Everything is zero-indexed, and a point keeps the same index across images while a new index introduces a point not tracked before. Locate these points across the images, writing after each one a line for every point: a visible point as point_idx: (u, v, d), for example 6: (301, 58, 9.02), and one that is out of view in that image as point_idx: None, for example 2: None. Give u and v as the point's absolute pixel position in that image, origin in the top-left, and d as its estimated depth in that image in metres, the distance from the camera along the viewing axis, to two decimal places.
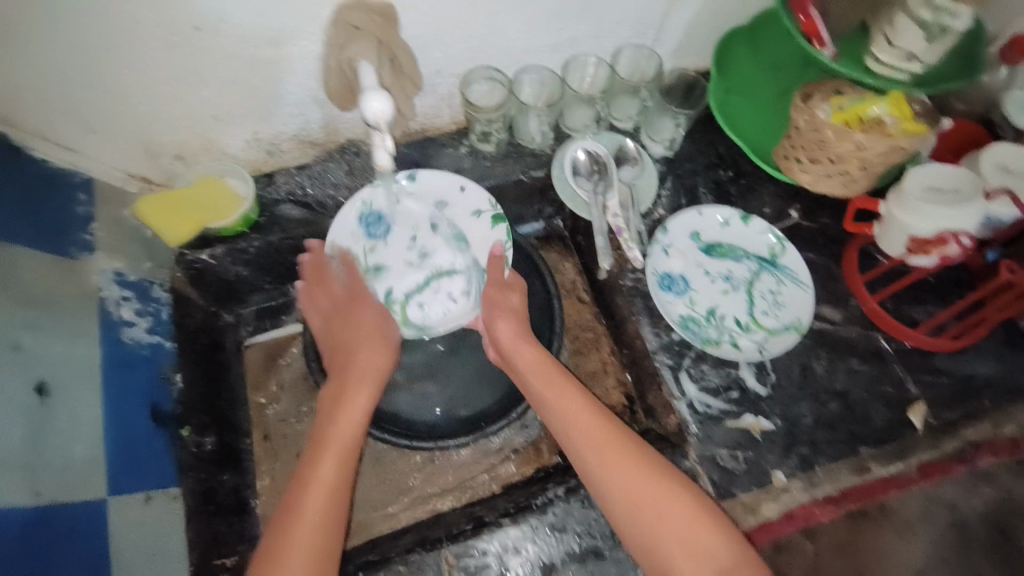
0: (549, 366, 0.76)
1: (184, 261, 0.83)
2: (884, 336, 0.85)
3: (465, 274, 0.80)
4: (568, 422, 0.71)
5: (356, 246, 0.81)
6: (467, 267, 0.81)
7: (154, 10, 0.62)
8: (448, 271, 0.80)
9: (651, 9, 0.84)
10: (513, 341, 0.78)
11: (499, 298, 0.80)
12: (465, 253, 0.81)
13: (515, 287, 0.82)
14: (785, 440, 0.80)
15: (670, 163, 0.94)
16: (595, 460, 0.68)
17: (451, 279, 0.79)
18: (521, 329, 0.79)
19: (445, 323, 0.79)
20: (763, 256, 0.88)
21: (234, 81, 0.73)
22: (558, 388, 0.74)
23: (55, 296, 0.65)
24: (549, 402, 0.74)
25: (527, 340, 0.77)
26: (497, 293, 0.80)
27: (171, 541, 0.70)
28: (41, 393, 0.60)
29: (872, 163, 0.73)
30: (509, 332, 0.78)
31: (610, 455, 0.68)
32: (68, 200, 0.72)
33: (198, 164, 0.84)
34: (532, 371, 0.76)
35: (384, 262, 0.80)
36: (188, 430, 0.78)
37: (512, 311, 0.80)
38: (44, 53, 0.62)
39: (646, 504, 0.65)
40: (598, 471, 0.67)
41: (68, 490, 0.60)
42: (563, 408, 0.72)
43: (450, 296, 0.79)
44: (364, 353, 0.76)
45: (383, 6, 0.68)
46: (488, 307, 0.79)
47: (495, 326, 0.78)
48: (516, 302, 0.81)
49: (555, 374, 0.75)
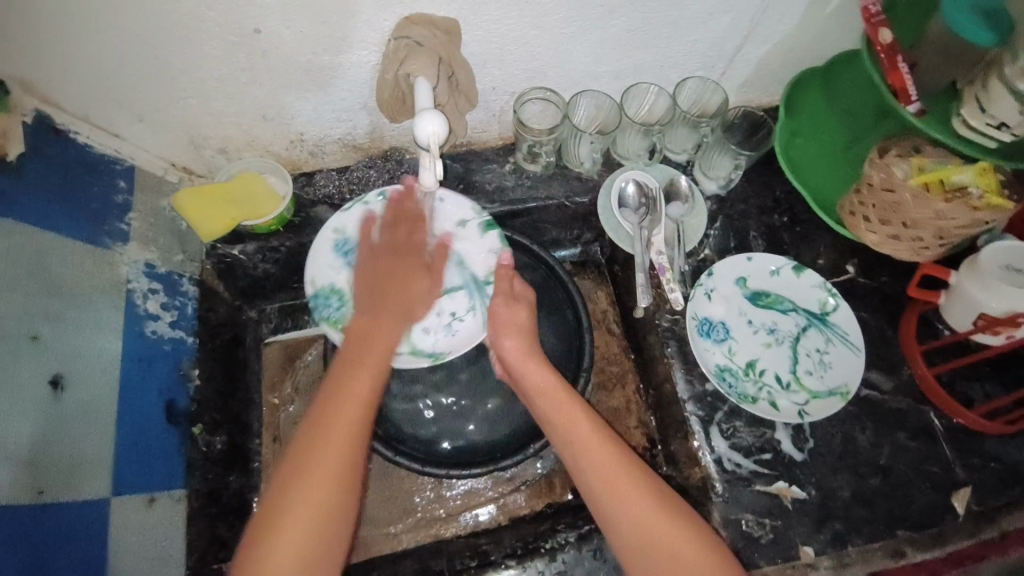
0: (557, 388, 0.70)
1: (215, 253, 0.83)
2: (935, 411, 0.78)
3: (465, 288, 0.78)
4: (575, 443, 0.66)
5: (338, 277, 0.76)
6: (466, 281, 0.78)
7: (217, 10, 0.60)
8: (446, 289, 0.78)
9: (723, 41, 0.80)
10: (521, 359, 0.72)
11: (507, 312, 0.74)
12: (458, 267, 0.79)
13: (525, 300, 0.76)
14: (817, 513, 0.73)
15: (721, 202, 0.90)
16: (603, 494, 0.63)
17: (451, 297, 0.78)
18: (528, 346, 0.73)
19: (458, 345, 0.75)
20: (812, 310, 0.83)
21: (286, 83, 0.71)
22: (564, 406, 0.69)
23: (84, 286, 0.65)
24: (555, 424, 0.68)
25: (536, 358, 0.72)
26: (504, 304, 0.74)
27: (172, 545, 0.68)
28: (55, 387, 0.59)
29: (949, 233, 0.70)
30: (516, 350, 0.72)
31: (620, 493, 0.62)
32: (108, 188, 0.71)
33: (239, 158, 0.83)
34: (541, 393, 0.70)
35: None
36: (199, 429, 0.76)
37: (519, 326, 0.74)
38: (101, 40, 0.61)
39: (653, 542, 0.60)
40: (605, 503, 0.63)
41: (72, 486, 0.59)
42: (570, 432, 0.67)
43: (455, 316, 0.77)
44: (411, 299, 0.75)
45: (448, 23, 0.67)
46: (492, 317, 0.74)
47: (502, 342, 0.73)
48: (524, 316, 0.75)
49: (564, 397, 0.69)
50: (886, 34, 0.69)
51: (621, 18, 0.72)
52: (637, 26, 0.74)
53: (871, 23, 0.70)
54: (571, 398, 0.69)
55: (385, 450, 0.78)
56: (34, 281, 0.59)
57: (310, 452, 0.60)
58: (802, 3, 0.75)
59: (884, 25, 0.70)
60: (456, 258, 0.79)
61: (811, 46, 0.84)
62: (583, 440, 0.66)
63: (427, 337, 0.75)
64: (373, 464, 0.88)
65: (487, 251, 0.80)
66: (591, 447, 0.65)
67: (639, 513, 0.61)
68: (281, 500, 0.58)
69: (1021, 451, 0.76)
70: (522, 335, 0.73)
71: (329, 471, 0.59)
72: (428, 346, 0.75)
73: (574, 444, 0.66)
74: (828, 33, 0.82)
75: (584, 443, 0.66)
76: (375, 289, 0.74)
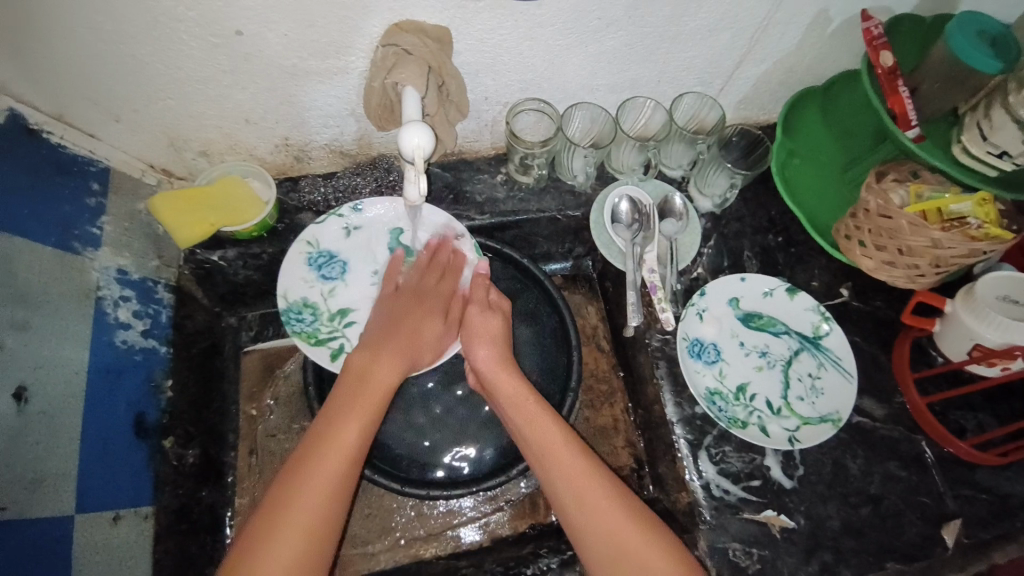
0: (529, 398, 0.68)
1: (194, 259, 0.80)
2: (926, 440, 0.76)
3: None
4: (545, 456, 0.64)
5: (312, 291, 0.77)
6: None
7: (197, 10, 0.58)
8: None
9: (722, 58, 0.78)
10: (495, 368, 0.70)
11: (480, 322, 0.73)
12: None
13: (499, 310, 0.75)
14: (806, 543, 0.71)
15: (716, 221, 0.89)
16: (578, 512, 0.60)
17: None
18: (503, 355, 0.71)
19: (431, 356, 0.74)
20: (805, 334, 0.81)
21: (271, 87, 0.69)
22: (535, 419, 0.67)
23: (50, 293, 0.62)
24: (526, 436, 0.66)
25: (509, 367, 0.70)
26: (476, 313, 0.73)
27: (138, 565, 0.65)
28: (18, 400, 0.56)
29: (946, 262, 0.69)
30: (490, 358, 0.71)
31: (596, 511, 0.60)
32: (81, 190, 0.68)
33: (222, 162, 0.80)
34: (512, 405, 0.68)
35: (348, 305, 0.77)
36: (171, 442, 0.73)
37: (493, 335, 0.72)
38: (74, 38, 0.59)
39: (627, 560, 0.58)
40: (576, 519, 0.60)
41: (36, 503, 0.56)
42: (542, 445, 0.65)
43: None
44: (421, 347, 0.71)
45: (440, 31, 0.65)
46: (464, 328, 0.73)
47: (475, 352, 0.71)
48: (498, 326, 0.73)
49: (536, 407, 0.67)
50: (887, 57, 0.67)
51: (618, 32, 0.70)
52: (634, 41, 0.72)
53: (873, 46, 0.68)
54: (544, 410, 0.67)
55: (365, 469, 0.75)
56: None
57: (288, 505, 0.56)
58: (802, 23, 0.74)
59: (886, 48, 0.68)
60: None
61: (810, 66, 0.83)
62: (555, 453, 0.64)
63: None
64: None
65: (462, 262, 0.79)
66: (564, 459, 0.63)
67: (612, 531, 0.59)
68: (255, 548, 0.55)
69: (1013, 483, 0.74)
70: (495, 344, 0.72)
71: (302, 529, 0.56)
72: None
73: (544, 457, 0.64)
74: (827, 54, 0.81)
75: (556, 455, 0.64)
76: (385, 332, 0.70)
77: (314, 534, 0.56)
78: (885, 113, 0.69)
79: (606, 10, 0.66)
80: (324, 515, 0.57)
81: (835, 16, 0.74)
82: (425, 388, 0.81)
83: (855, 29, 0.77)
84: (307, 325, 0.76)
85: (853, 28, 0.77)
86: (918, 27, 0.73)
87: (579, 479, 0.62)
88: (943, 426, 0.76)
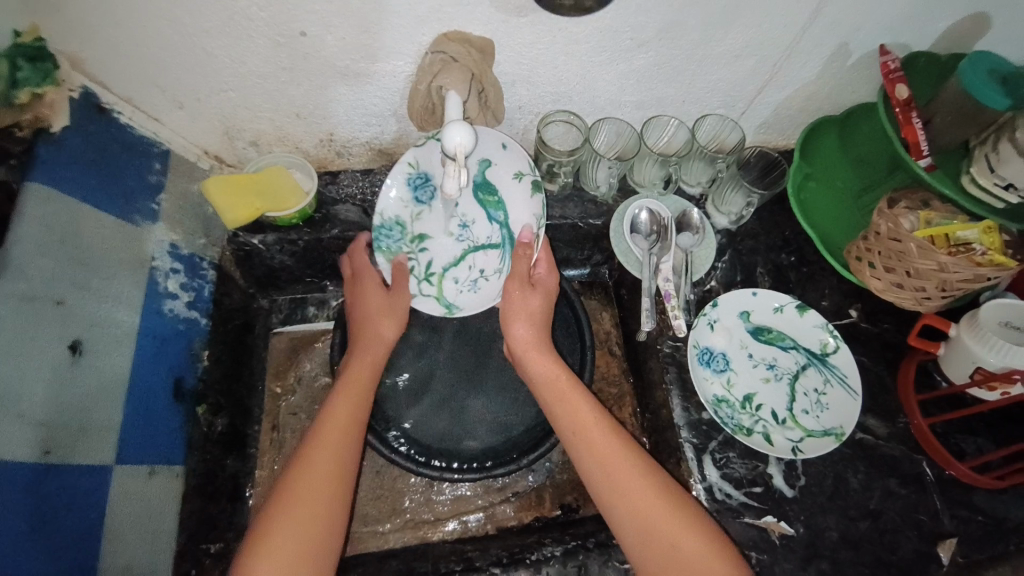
0: (560, 376, 0.71)
1: (236, 241, 0.86)
2: (927, 461, 0.78)
3: (500, 248, 0.79)
4: (574, 430, 0.67)
5: (404, 212, 0.77)
6: (503, 240, 0.78)
7: (267, 11, 0.63)
8: (484, 246, 0.79)
9: (745, 83, 0.83)
10: (526, 345, 0.74)
11: (520, 299, 0.75)
12: (502, 225, 0.78)
13: (542, 287, 0.76)
14: (804, 551, 0.73)
15: (730, 236, 0.93)
16: (603, 473, 0.64)
17: (485, 254, 0.79)
18: (537, 334, 0.74)
19: (476, 303, 0.79)
20: (812, 350, 0.84)
21: (324, 86, 0.74)
22: (568, 396, 0.70)
23: (111, 259, 0.67)
24: (557, 410, 0.69)
25: (540, 348, 0.73)
26: (519, 292, 0.75)
27: (165, 519, 0.69)
28: (75, 351, 0.61)
29: (952, 287, 0.71)
30: (523, 336, 0.74)
31: (624, 482, 0.63)
32: (143, 169, 0.74)
33: (269, 152, 0.86)
34: (543, 380, 0.72)
35: (428, 232, 0.78)
36: (203, 409, 0.78)
37: (531, 313, 0.75)
38: (154, 30, 0.64)
39: (655, 536, 0.60)
40: (605, 487, 0.63)
41: (77, 450, 0.60)
42: (570, 418, 0.68)
43: (483, 273, 0.79)
44: (373, 321, 0.76)
45: (482, 42, 0.70)
46: (506, 305, 0.75)
47: (512, 329, 0.74)
48: (538, 303, 0.75)
49: (566, 384, 0.71)
50: (903, 89, 0.72)
51: (647, 53, 0.75)
52: (662, 62, 0.77)
53: (889, 79, 0.73)
54: (572, 383, 0.71)
55: (382, 448, 0.78)
56: (63, 248, 0.62)
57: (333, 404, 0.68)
58: (822, 54, 0.79)
59: (901, 81, 0.73)
60: (504, 215, 0.78)
61: (829, 96, 0.87)
62: (581, 422, 0.67)
63: (455, 288, 0.79)
64: (367, 460, 0.89)
65: (530, 212, 0.77)
66: (602, 445, 0.65)
67: (645, 516, 0.61)
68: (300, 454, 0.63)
69: (1008, 507, 0.75)
70: (533, 323, 0.75)
71: (342, 428, 0.66)
72: (451, 295, 0.79)
73: (573, 426, 0.67)
74: (846, 84, 0.85)
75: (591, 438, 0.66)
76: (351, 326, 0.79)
77: (329, 495, 0.61)
78: (898, 141, 0.73)
79: (638, 31, 0.71)
80: (352, 428, 0.66)
81: (854, 50, 0.79)
82: (443, 377, 0.86)
83: (872, 64, 0.81)
84: (392, 244, 0.78)
85: (871, 62, 0.81)
86: (933, 64, 0.78)
87: (618, 470, 0.63)
88: (944, 448, 0.78)
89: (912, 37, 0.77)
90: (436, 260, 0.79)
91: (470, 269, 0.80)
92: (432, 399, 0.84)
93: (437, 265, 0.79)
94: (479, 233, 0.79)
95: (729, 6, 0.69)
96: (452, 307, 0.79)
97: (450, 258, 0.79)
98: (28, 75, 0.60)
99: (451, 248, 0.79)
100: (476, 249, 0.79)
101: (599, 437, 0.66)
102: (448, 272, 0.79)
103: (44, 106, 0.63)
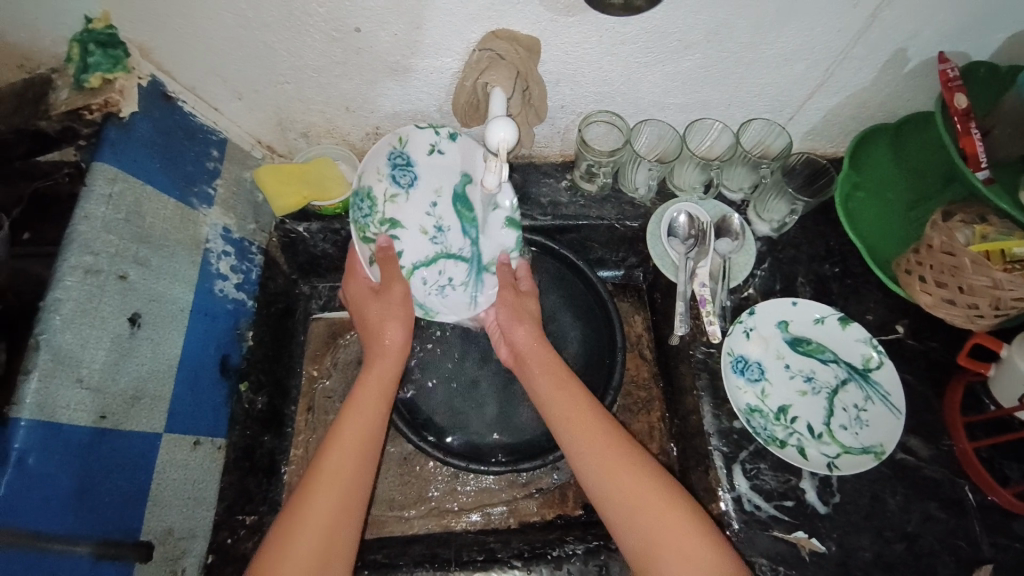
0: (558, 368, 0.73)
1: (283, 228, 0.90)
2: (970, 486, 0.75)
3: (469, 263, 0.81)
4: (571, 423, 0.68)
5: (379, 187, 0.77)
6: (473, 256, 0.81)
7: (325, 7, 0.66)
8: (455, 256, 0.81)
9: (794, 88, 0.81)
10: (528, 340, 0.76)
11: (516, 303, 0.79)
12: (474, 242, 0.81)
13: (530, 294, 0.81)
14: (835, 569, 0.71)
15: (772, 244, 0.91)
16: (595, 464, 0.64)
17: (455, 263, 0.81)
18: (537, 332, 0.77)
19: (441, 308, 0.81)
20: (854, 364, 0.81)
21: (374, 80, 0.77)
22: (563, 387, 0.71)
23: (169, 239, 0.71)
24: (552, 403, 0.70)
25: (542, 343, 0.76)
26: (513, 298, 0.79)
27: (207, 487, 0.73)
28: (133, 324, 0.65)
29: (1006, 305, 0.68)
30: (527, 335, 0.76)
31: (621, 477, 0.63)
32: (202, 155, 0.78)
33: (318, 143, 0.89)
34: (542, 373, 0.73)
35: (400, 219, 0.79)
36: (246, 387, 0.82)
37: (529, 313, 0.79)
38: (219, 23, 0.68)
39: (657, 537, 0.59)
40: (602, 485, 0.63)
41: (131, 416, 0.64)
42: (567, 412, 0.69)
43: (451, 282, 0.81)
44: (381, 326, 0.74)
45: (530, 40, 0.71)
46: (505, 311, 0.78)
47: (515, 332, 0.77)
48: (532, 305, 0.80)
49: (563, 374, 0.73)
50: (962, 99, 0.69)
51: (695, 55, 0.74)
52: (710, 64, 0.76)
53: (947, 87, 0.70)
54: (568, 376, 0.72)
55: (411, 436, 0.80)
56: (127, 226, 0.66)
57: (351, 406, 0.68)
58: (878, 61, 0.76)
59: (960, 90, 0.70)
60: (478, 233, 0.81)
61: (883, 103, 0.84)
62: (577, 417, 0.68)
63: (423, 289, 0.80)
64: (395, 447, 0.91)
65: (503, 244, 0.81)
66: (626, 483, 0.62)
67: (685, 571, 0.58)
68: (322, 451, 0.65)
69: None
70: (532, 322, 0.78)
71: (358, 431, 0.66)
72: (419, 295, 0.80)
73: (569, 420, 0.68)
74: (902, 92, 0.82)
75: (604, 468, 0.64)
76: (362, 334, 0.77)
77: (343, 499, 0.61)
78: (956, 152, 0.70)
79: (687, 32, 0.71)
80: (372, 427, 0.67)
81: (912, 57, 0.76)
82: (472, 367, 0.87)
83: (931, 72, 0.78)
84: (363, 218, 0.77)
85: (930, 69, 0.78)
86: (996, 73, 0.74)
87: (620, 476, 0.63)
88: (989, 473, 0.75)
89: (974, 45, 0.75)
90: (406, 253, 0.79)
91: (438, 273, 0.81)
92: (461, 392, 0.86)
93: (406, 259, 0.79)
94: (454, 242, 0.80)
95: (781, 8, 0.68)
96: (423, 307, 0.81)
97: (422, 256, 0.80)
98: (99, 60, 0.67)
99: (423, 246, 0.80)
100: (448, 256, 0.81)
101: (595, 432, 0.67)
102: (416, 270, 0.80)
103: (114, 91, 0.68)
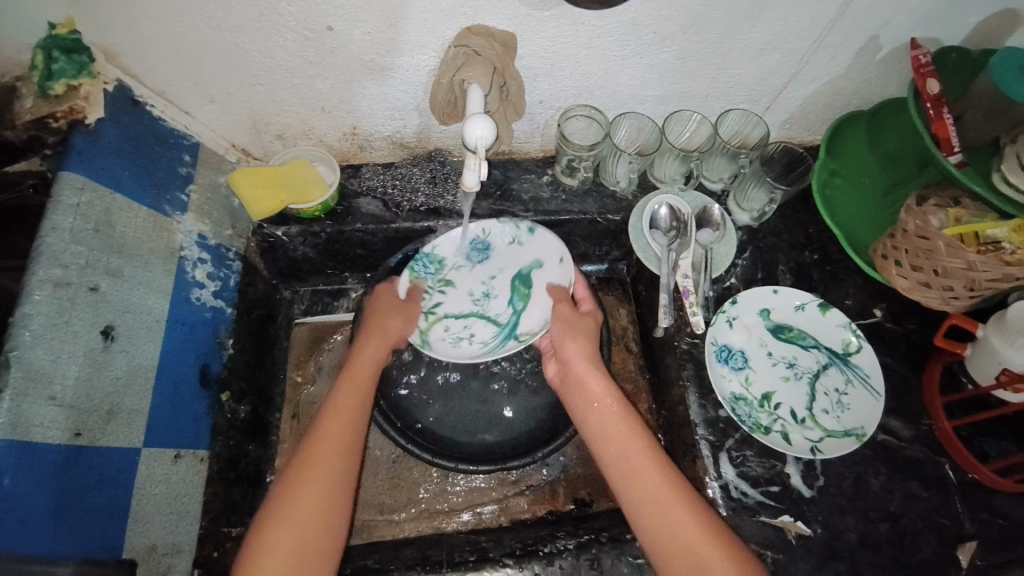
0: (609, 393, 0.72)
1: (260, 232, 0.88)
2: (951, 464, 0.77)
3: (500, 329, 0.83)
4: (618, 448, 0.68)
5: (451, 254, 0.86)
6: (507, 325, 0.83)
7: (296, 6, 0.64)
8: (490, 318, 0.83)
9: (771, 78, 0.82)
10: (584, 362, 0.74)
11: (570, 324, 0.77)
12: (516, 313, 0.83)
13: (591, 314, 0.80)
14: (822, 552, 0.72)
15: (752, 233, 0.92)
16: (631, 481, 0.65)
17: (486, 324, 0.83)
18: (593, 353, 0.75)
19: (447, 352, 0.80)
20: (834, 349, 0.83)
21: (348, 80, 0.76)
22: (601, 405, 0.71)
23: (141, 248, 0.70)
24: (599, 430, 0.70)
25: (597, 365, 0.74)
26: (572, 316, 0.78)
27: (190, 501, 0.72)
28: (106, 337, 0.64)
29: (981, 286, 0.69)
30: (582, 355, 0.75)
31: (658, 498, 0.64)
32: (175, 160, 0.77)
33: (294, 146, 0.88)
34: (598, 399, 0.72)
35: (455, 280, 0.85)
36: (228, 396, 0.80)
37: (586, 333, 0.77)
38: (187, 25, 0.66)
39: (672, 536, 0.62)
40: (634, 499, 0.65)
41: (107, 432, 0.62)
42: (615, 437, 0.68)
43: (470, 337, 0.82)
44: (382, 320, 0.79)
45: (505, 35, 0.70)
46: (558, 334, 0.77)
47: (567, 350, 0.76)
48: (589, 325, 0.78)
49: (610, 395, 0.72)
50: (935, 85, 0.70)
51: (671, 46, 0.74)
52: (687, 55, 0.76)
53: (921, 73, 0.71)
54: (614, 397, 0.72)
55: (400, 437, 0.81)
56: (98, 236, 0.65)
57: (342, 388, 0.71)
58: (852, 49, 0.77)
59: (933, 76, 0.71)
60: (523, 307, 0.83)
61: (857, 91, 0.86)
62: (624, 442, 0.68)
63: (439, 333, 0.82)
64: (383, 450, 0.90)
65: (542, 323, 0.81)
66: (652, 490, 0.64)
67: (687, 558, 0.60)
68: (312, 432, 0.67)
69: None
70: (588, 342, 0.76)
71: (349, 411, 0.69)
72: (432, 335, 0.81)
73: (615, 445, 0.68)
74: (876, 79, 0.83)
75: (636, 480, 0.65)
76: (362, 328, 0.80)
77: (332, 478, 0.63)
78: (929, 138, 0.72)
79: (664, 24, 0.71)
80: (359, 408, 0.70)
81: (885, 44, 0.77)
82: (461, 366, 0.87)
83: (904, 58, 0.79)
84: (421, 270, 0.84)
85: (903, 56, 0.79)
86: (965, 60, 0.76)
87: (654, 489, 0.64)
88: (968, 451, 0.77)
89: (945, 31, 0.76)
90: (443, 304, 0.83)
91: (464, 328, 0.83)
92: (450, 392, 0.86)
93: (442, 309, 0.83)
94: (494, 308, 0.83)
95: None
96: (427, 344, 0.80)
97: (457, 310, 0.84)
98: (63, 66, 0.64)
99: (464, 303, 0.84)
100: (483, 317, 0.83)
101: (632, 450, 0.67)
102: (446, 318, 0.83)
103: (79, 98, 0.67)
